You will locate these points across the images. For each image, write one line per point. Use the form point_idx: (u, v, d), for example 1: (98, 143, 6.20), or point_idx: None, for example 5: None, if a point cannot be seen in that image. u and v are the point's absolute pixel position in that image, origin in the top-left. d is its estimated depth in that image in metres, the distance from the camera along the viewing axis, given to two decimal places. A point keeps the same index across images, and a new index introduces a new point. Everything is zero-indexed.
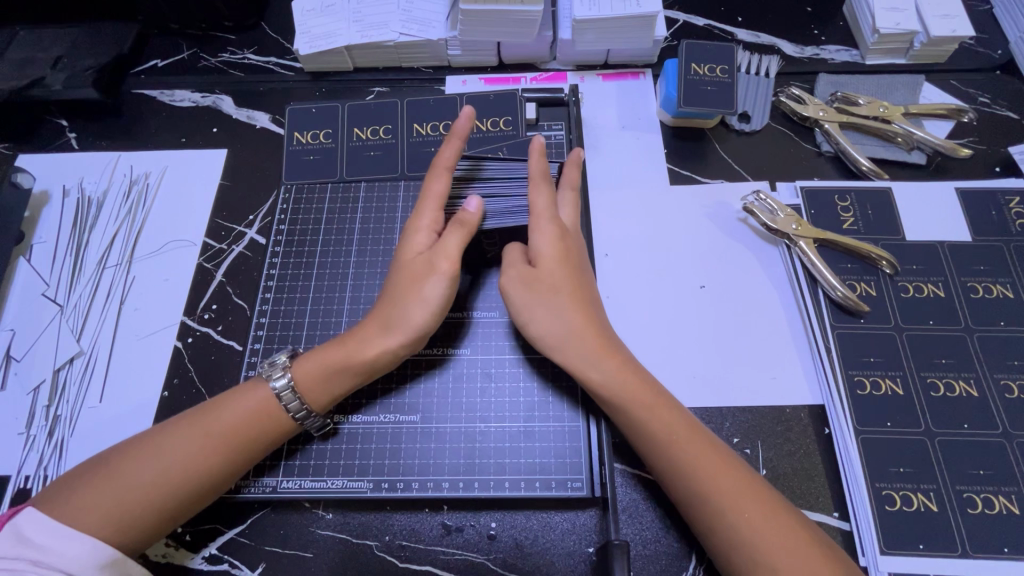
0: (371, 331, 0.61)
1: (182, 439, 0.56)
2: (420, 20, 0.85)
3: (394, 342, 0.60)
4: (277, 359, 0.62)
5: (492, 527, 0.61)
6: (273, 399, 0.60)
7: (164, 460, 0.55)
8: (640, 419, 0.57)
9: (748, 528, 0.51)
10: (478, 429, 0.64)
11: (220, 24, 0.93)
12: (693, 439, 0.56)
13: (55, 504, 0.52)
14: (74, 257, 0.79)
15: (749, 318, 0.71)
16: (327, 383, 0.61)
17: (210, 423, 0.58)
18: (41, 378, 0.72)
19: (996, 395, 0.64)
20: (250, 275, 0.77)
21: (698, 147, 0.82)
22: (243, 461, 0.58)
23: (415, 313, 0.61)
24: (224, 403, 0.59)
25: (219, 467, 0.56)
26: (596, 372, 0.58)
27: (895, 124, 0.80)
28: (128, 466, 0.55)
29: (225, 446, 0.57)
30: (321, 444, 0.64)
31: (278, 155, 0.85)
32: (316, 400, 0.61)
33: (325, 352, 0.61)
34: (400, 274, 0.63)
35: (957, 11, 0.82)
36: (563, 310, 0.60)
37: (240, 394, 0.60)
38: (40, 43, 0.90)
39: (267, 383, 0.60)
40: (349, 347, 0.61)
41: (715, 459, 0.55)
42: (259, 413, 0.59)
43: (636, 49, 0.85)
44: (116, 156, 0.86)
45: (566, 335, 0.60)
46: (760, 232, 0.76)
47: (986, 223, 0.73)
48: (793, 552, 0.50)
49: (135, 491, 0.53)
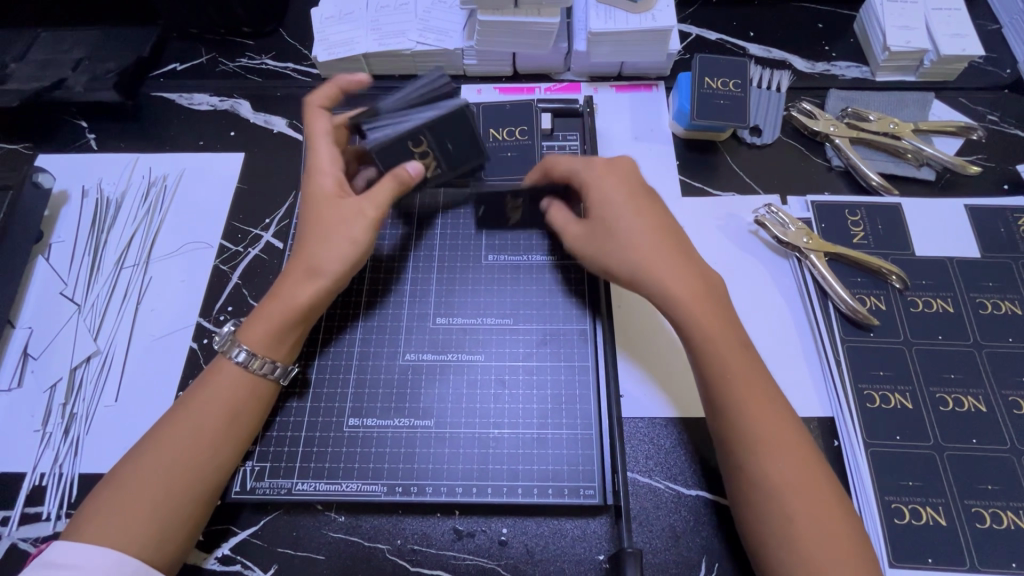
0: (296, 278, 0.63)
1: (174, 436, 0.57)
2: (437, 30, 0.87)
3: (326, 282, 0.63)
4: (223, 333, 0.63)
5: (503, 533, 0.62)
6: (241, 370, 0.61)
7: (167, 459, 0.56)
8: (693, 335, 0.59)
9: (774, 455, 0.54)
10: (492, 436, 0.64)
11: (239, 30, 0.95)
12: (745, 368, 0.58)
13: (75, 529, 0.53)
14: (92, 257, 0.80)
15: (760, 329, 0.72)
16: (268, 329, 0.62)
17: (195, 412, 0.58)
18: (58, 376, 0.73)
19: (1004, 410, 0.65)
20: (266, 278, 0.78)
21: (709, 159, 0.84)
22: (240, 433, 0.60)
23: (332, 258, 0.64)
24: (200, 390, 0.60)
25: (220, 447, 0.58)
26: (655, 284, 0.61)
27: (905, 141, 0.81)
28: (130, 477, 0.55)
29: (218, 423, 0.58)
30: (299, 402, 0.66)
31: (295, 160, 0.86)
32: (276, 353, 0.62)
33: (263, 313, 0.63)
34: (311, 234, 0.65)
35: (968, 31, 0.84)
36: (630, 236, 0.63)
37: (211, 379, 0.61)
38: (61, 46, 0.92)
39: (228, 358, 0.61)
40: (286, 298, 0.63)
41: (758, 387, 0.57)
42: (238, 386, 0.60)
43: (649, 61, 0.86)
44: (134, 158, 0.87)
45: (636, 257, 0.62)
46: (771, 245, 0.77)
47: (995, 240, 0.74)
48: (812, 491, 0.53)
49: (150, 497, 0.54)
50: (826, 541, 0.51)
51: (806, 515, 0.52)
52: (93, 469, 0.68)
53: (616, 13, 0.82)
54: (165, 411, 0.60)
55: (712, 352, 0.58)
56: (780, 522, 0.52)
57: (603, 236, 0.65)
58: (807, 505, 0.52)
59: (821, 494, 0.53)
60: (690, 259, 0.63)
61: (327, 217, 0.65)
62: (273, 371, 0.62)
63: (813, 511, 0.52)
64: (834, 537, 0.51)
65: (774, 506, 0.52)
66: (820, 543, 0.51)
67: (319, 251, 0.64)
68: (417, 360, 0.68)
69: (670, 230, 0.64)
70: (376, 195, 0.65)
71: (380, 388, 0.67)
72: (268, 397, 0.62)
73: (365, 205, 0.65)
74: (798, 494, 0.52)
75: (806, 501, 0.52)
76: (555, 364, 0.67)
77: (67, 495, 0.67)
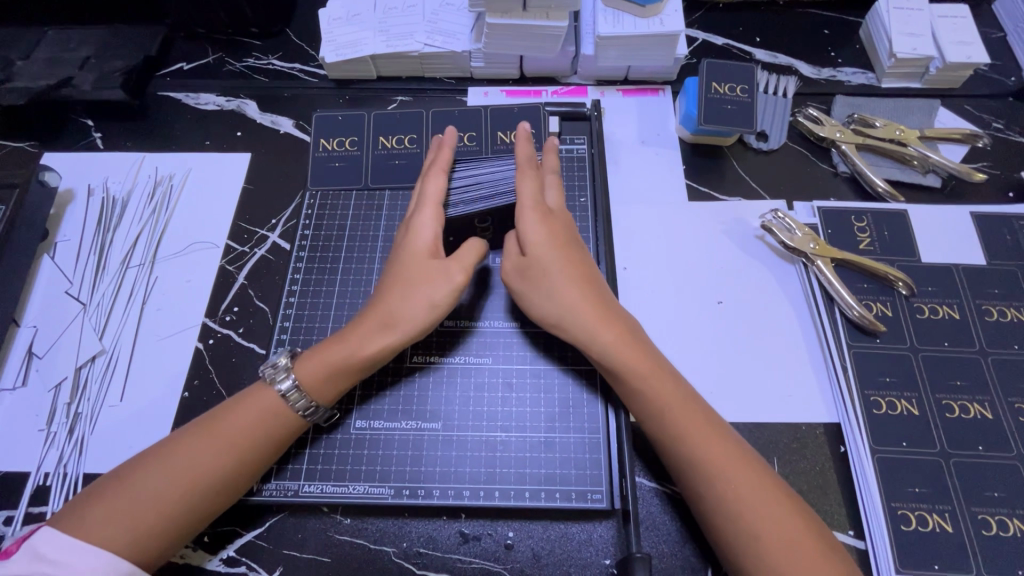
0: (371, 329, 0.62)
1: (194, 449, 0.56)
2: (445, 32, 0.87)
3: (393, 339, 0.62)
4: (278, 363, 0.61)
5: (509, 537, 0.62)
6: (282, 404, 0.60)
7: (181, 469, 0.55)
8: (634, 379, 0.59)
9: (717, 470, 0.55)
10: (499, 439, 0.64)
11: (246, 30, 0.95)
12: (677, 396, 0.59)
13: (74, 517, 0.52)
14: (98, 256, 0.80)
15: (768, 336, 0.72)
16: (332, 376, 0.61)
17: (223, 430, 0.58)
18: (63, 376, 0.72)
19: (1009, 417, 0.65)
20: (273, 279, 0.78)
21: (716, 164, 0.84)
22: (259, 461, 0.59)
23: (411, 313, 0.62)
24: (232, 407, 0.59)
25: (235, 471, 0.57)
26: (585, 336, 0.61)
27: (911, 147, 0.81)
28: (143, 477, 0.55)
29: (234, 442, 0.57)
30: (330, 435, 0.65)
31: (302, 160, 0.86)
32: (325, 398, 0.61)
33: (328, 353, 0.61)
34: (388, 285, 0.64)
35: (974, 39, 0.84)
36: (557, 286, 0.62)
37: (245, 399, 0.60)
38: (68, 44, 0.91)
39: (272, 387, 0.60)
40: (352, 343, 0.62)
41: (728, 456, 0.56)
42: (267, 412, 0.59)
43: (657, 66, 0.87)
44: (141, 157, 0.87)
45: (560, 308, 0.62)
46: (777, 250, 0.77)
47: (1000, 247, 0.74)
48: (762, 493, 0.54)
49: (155, 503, 0.54)
50: (790, 538, 0.52)
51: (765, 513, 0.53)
52: (97, 469, 0.67)
53: (623, 18, 0.82)
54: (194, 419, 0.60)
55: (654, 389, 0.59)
56: (727, 522, 0.53)
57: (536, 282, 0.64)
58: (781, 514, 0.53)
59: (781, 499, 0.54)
60: (620, 314, 0.63)
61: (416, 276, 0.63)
62: (311, 414, 0.61)
63: (775, 517, 0.52)
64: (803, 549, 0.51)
65: (746, 533, 0.52)
66: (771, 542, 0.51)
67: (395, 301, 0.62)
68: (425, 362, 0.68)
69: (589, 270, 0.65)
70: (462, 261, 0.64)
71: (386, 391, 0.67)
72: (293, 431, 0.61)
73: (453, 269, 0.63)
74: (764, 498, 0.53)
75: (756, 511, 0.53)
76: (563, 369, 0.67)
77: (71, 495, 0.66)
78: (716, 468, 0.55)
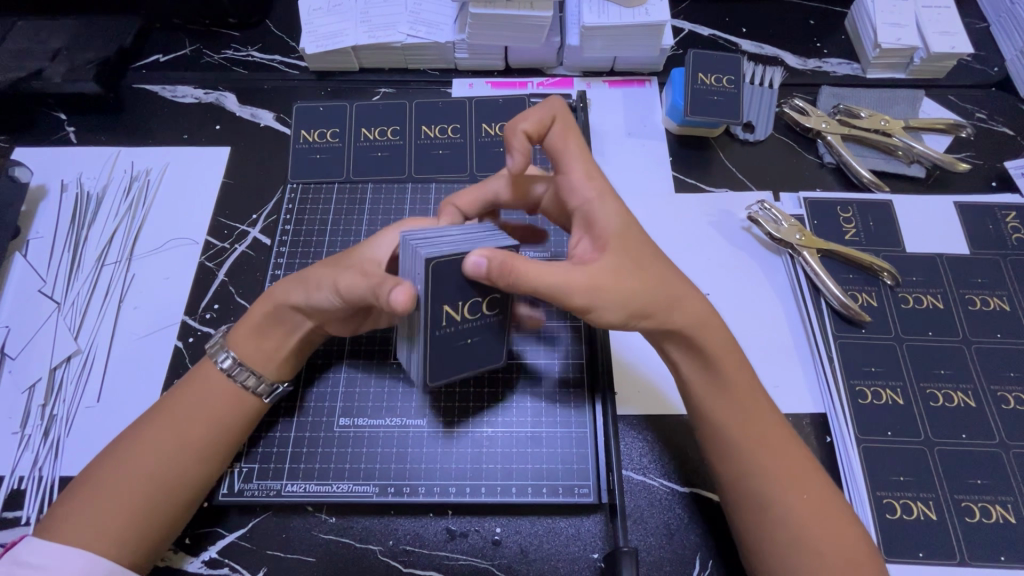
0: (292, 284, 0.60)
1: (146, 435, 0.56)
2: (428, 22, 0.85)
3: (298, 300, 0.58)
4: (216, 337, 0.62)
5: (497, 533, 0.61)
6: (222, 377, 0.59)
7: (137, 454, 0.55)
8: (713, 351, 0.57)
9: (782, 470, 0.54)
10: (485, 434, 0.64)
11: (224, 21, 0.92)
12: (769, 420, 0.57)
13: (45, 521, 0.52)
14: (72, 254, 0.78)
15: (755, 328, 0.72)
16: (258, 347, 0.60)
17: (179, 418, 0.57)
18: (37, 377, 0.71)
19: (992, 405, 0.65)
20: (253, 275, 0.76)
21: (702, 155, 0.83)
22: (213, 439, 0.57)
23: (320, 296, 0.56)
24: (180, 396, 0.58)
25: (202, 456, 0.57)
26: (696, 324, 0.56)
27: (896, 138, 0.81)
28: (104, 468, 0.54)
29: (185, 421, 0.57)
30: (313, 429, 0.64)
31: (282, 153, 0.84)
32: (255, 360, 0.60)
33: (255, 307, 0.62)
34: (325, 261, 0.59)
35: (958, 29, 0.84)
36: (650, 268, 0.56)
37: (193, 386, 0.59)
38: (38, 34, 0.88)
39: (212, 362, 0.60)
40: (272, 302, 0.60)
41: (809, 483, 0.54)
42: (223, 396, 0.59)
43: (643, 56, 0.86)
44: (116, 152, 0.85)
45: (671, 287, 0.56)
46: (763, 241, 0.77)
47: (984, 237, 0.75)
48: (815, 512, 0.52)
49: (115, 490, 0.53)
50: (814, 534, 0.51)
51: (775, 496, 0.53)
52: (73, 472, 0.66)
53: (609, 7, 0.81)
54: (149, 410, 0.59)
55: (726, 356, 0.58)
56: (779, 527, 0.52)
57: (625, 266, 0.53)
58: (794, 493, 0.53)
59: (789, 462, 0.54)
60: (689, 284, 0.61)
61: (319, 275, 0.57)
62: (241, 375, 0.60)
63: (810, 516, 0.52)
64: (810, 520, 0.52)
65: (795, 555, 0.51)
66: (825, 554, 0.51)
67: (318, 275, 0.57)
68: None
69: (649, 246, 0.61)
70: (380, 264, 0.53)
71: (371, 389, 0.66)
72: (248, 408, 0.60)
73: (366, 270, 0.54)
74: (760, 475, 0.54)
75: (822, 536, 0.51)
76: (550, 363, 0.67)
77: (47, 499, 0.65)
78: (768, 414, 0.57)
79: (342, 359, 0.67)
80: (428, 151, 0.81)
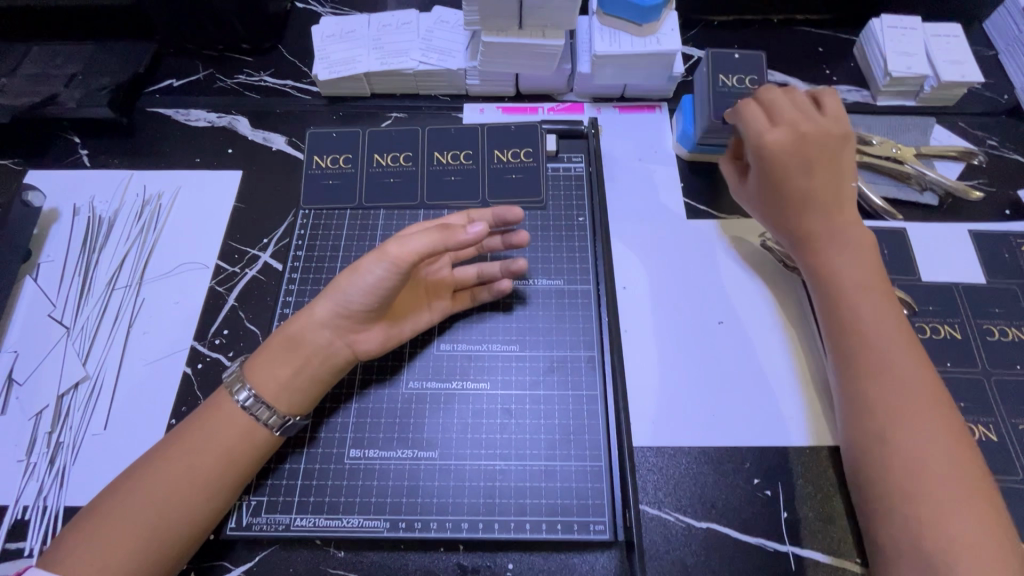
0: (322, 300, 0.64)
1: (158, 459, 0.56)
2: (440, 49, 0.86)
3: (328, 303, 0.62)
4: (233, 368, 0.62)
5: (509, 568, 0.60)
6: (234, 407, 0.59)
7: (146, 478, 0.54)
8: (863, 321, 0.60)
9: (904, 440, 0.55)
10: (498, 468, 0.63)
11: (237, 46, 0.93)
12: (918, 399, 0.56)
13: (53, 545, 0.52)
14: (82, 277, 0.78)
15: (771, 356, 0.71)
16: (272, 376, 0.60)
17: (189, 448, 0.56)
18: (44, 404, 0.70)
19: (1014, 439, 0.64)
20: (263, 300, 0.76)
21: (713, 181, 0.83)
22: (219, 468, 0.56)
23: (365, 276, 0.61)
24: (196, 422, 0.59)
25: (208, 488, 0.55)
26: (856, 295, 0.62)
27: (908, 165, 0.80)
28: (115, 492, 0.54)
29: (194, 447, 0.56)
30: (324, 462, 0.63)
31: (294, 178, 0.84)
32: (263, 378, 0.60)
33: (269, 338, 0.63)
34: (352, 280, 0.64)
35: (967, 57, 0.84)
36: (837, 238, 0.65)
37: (207, 413, 0.59)
38: (54, 59, 0.89)
39: (227, 392, 0.60)
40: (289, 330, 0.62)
41: (949, 472, 0.53)
42: (233, 427, 0.58)
43: (654, 83, 0.86)
44: (128, 176, 0.85)
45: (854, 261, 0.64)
46: (777, 268, 0.77)
47: (999, 266, 0.74)
48: (954, 489, 0.52)
49: (120, 514, 0.52)
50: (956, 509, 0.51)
51: (931, 467, 0.53)
52: (79, 502, 0.65)
53: (620, 36, 0.82)
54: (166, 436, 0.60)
55: (874, 380, 0.58)
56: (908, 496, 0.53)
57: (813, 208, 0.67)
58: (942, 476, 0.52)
59: (937, 414, 0.56)
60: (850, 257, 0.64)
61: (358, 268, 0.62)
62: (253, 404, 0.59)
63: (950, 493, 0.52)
64: (946, 481, 0.52)
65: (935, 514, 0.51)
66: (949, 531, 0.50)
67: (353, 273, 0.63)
68: (421, 388, 0.66)
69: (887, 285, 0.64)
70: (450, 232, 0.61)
71: (382, 419, 0.65)
72: (257, 442, 0.59)
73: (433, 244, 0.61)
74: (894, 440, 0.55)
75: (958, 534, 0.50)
76: (563, 393, 0.66)
77: (51, 530, 0.64)
78: (927, 408, 0.56)
79: (354, 389, 0.66)
80: (440, 177, 0.81)
